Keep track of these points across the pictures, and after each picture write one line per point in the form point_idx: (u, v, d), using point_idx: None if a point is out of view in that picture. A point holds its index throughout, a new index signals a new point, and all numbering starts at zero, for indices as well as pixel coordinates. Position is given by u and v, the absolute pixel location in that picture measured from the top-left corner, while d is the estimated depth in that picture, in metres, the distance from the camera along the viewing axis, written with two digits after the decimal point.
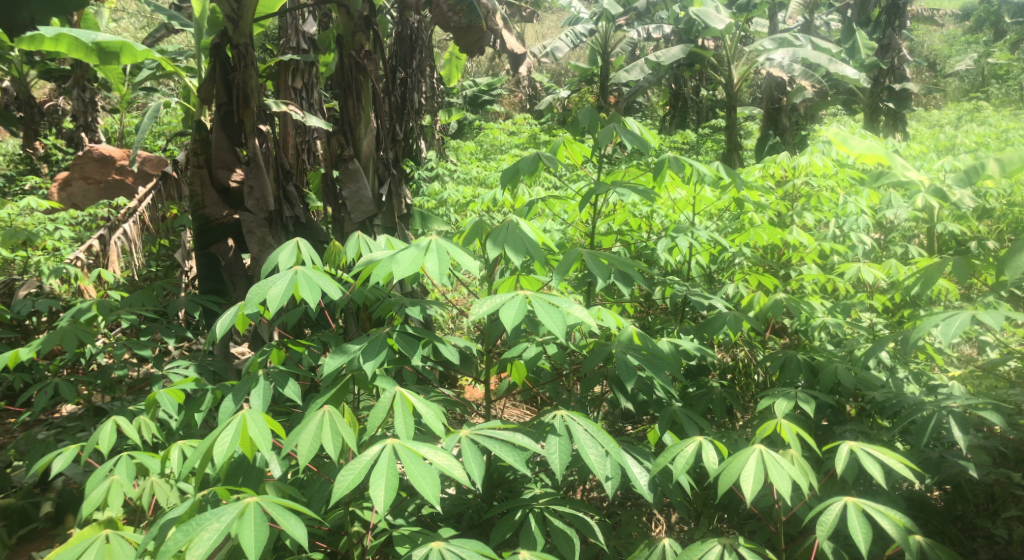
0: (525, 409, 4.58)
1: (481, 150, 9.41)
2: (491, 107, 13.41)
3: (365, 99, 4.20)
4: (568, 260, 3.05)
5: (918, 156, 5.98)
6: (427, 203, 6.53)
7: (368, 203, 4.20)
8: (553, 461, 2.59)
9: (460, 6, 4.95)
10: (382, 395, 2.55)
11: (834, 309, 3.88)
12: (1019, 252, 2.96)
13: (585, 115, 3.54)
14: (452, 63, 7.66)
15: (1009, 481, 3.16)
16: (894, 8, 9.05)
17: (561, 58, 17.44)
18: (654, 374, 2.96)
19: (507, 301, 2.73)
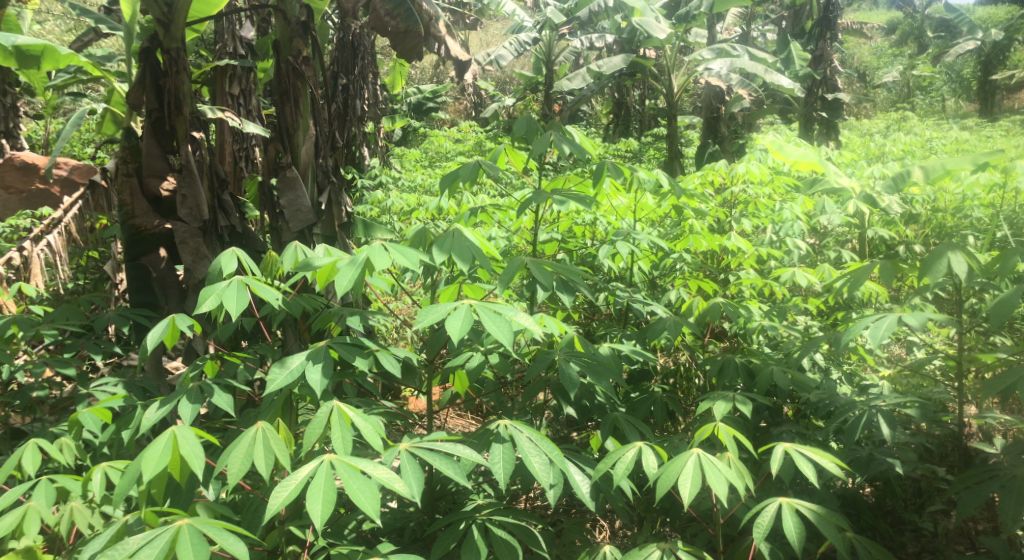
0: (470, 420, 4.56)
1: (426, 158, 9.38)
2: (435, 114, 13.36)
3: (303, 105, 4.15)
4: (511, 270, 2.99)
5: (849, 164, 6.17)
6: (371, 211, 6.48)
7: (307, 211, 4.12)
8: (497, 471, 2.54)
9: (398, 11, 4.92)
10: (318, 410, 2.49)
11: (770, 313, 3.96)
12: (940, 256, 3.06)
13: (522, 123, 3.50)
14: (395, 69, 7.62)
15: (935, 474, 3.27)
16: (826, 20, 9.33)
17: (506, 67, 17.50)
18: (598, 382, 2.94)
19: (454, 311, 2.65)
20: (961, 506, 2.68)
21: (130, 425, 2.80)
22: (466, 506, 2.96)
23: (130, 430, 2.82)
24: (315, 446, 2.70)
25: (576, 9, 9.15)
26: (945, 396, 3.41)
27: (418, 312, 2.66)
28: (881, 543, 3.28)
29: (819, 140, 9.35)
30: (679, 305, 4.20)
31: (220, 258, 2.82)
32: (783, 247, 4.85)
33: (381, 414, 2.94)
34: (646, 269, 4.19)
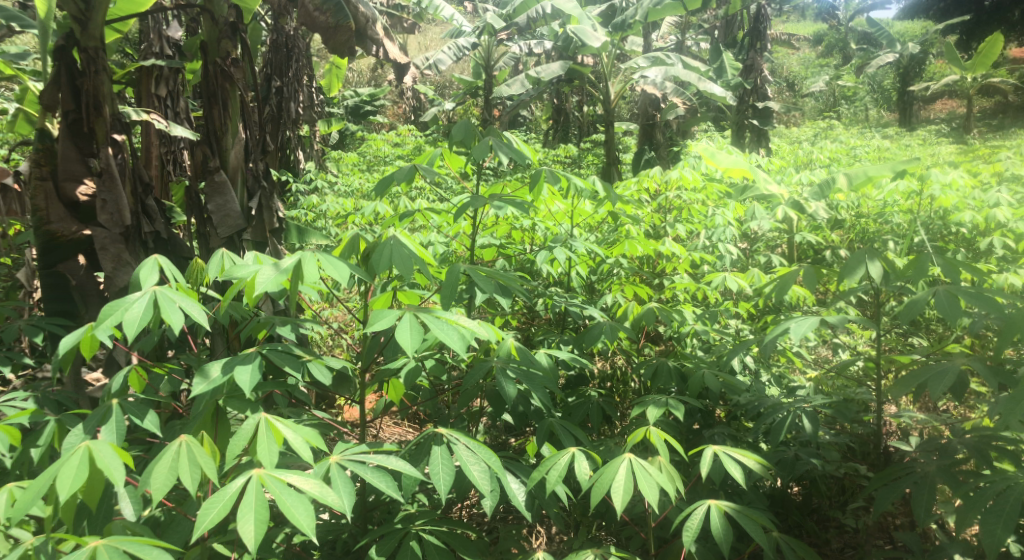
0: (406, 427, 4.55)
1: (364, 161, 9.32)
2: (373, 117, 13.29)
3: (231, 108, 4.09)
4: (452, 279, 2.94)
5: (778, 171, 6.35)
6: (306, 217, 6.42)
7: (236, 217, 4.04)
8: (435, 481, 2.53)
9: (327, 6, 4.75)
10: (244, 422, 2.46)
11: (703, 316, 4.05)
12: (854, 267, 3.11)
13: (459, 129, 3.47)
14: (331, 72, 7.54)
15: (857, 473, 3.40)
16: (755, 32, 9.61)
17: (445, 72, 17.52)
18: (535, 391, 2.94)
19: (400, 319, 2.65)
20: (876, 503, 2.74)
21: (42, 444, 2.75)
22: (398, 516, 2.95)
23: (42, 449, 2.76)
24: (242, 457, 2.66)
25: (513, 14, 9.18)
26: (866, 397, 3.51)
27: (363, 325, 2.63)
28: (808, 541, 3.41)
29: (751, 148, 9.56)
30: (615, 308, 4.25)
31: (141, 268, 2.79)
32: (716, 252, 4.96)
33: (311, 424, 2.92)
34: (583, 274, 4.24)
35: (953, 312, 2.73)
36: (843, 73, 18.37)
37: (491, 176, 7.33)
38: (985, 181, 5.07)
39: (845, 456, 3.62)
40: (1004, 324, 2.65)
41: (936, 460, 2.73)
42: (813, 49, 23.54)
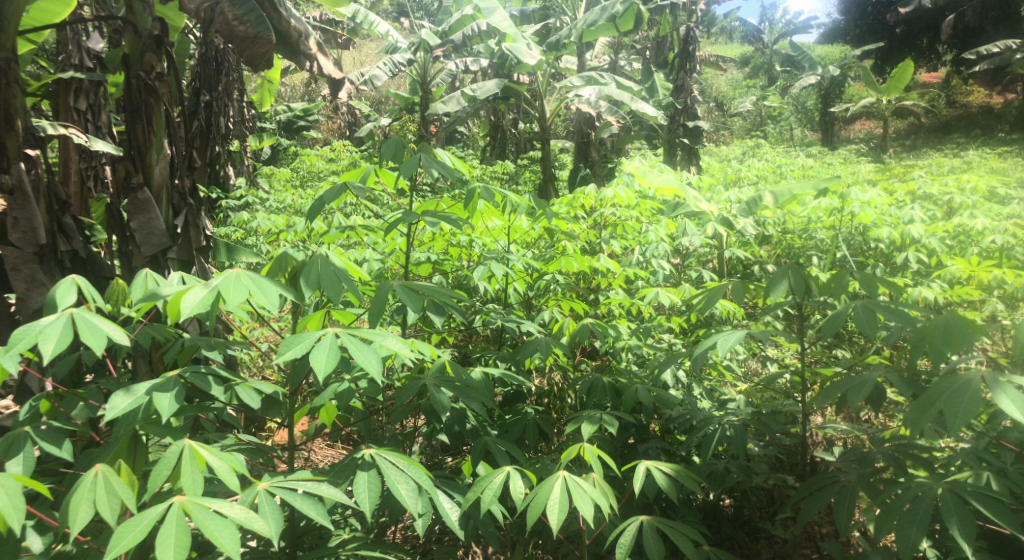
0: (339, 449, 4.49)
1: (297, 177, 9.21)
2: (307, 132, 13.18)
3: (156, 123, 3.93)
4: (382, 298, 2.89)
5: (708, 188, 6.51)
6: (236, 233, 6.32)
7: (161, 234, 3.92)
8: (364, 503, 2.52)
9: (248, 16, 4.20)
10: (168, 449, 2.42)
11: (637, 331, 4.11)
12: (776, 281, 3.19)
13: (388, 146, 3.36)
14: (263, 87, 7.46)
15: (786, 485, 3.50)
16: (686, 52, 9.83)
17: (381, 87, 17.50)
18: (470, 406, 2.94)
19: (318, 341, 2.58)
20: (800, 513, 2.81)
21: None
22: (331, 542, 2.92)
23: None
24: (164, 485, 2.59)
25: (449, 32, 9.20)
26: (792, 408, 3.60)
27: (280, 344, 2.57)
28: (738, 552, 3.48)
29: (682, 166, 9.79)
30: (550, 324, 4.27)
31: (58, 289, 2.72)
32: (649, 268, 5.04)
33: (240, 449, 2.86)
34: (520, 290, 4.26)
35: (871, 327, 2.81)
36: (770, 93, 18.93)
37: (426, 193, 7.35)
38: (902, 201, 5.30)
39: (773, 468, 3.72)
40: (915, 334, 2.74)
41: (856, 469, 2.82)
42: (741, 70, 24.20)
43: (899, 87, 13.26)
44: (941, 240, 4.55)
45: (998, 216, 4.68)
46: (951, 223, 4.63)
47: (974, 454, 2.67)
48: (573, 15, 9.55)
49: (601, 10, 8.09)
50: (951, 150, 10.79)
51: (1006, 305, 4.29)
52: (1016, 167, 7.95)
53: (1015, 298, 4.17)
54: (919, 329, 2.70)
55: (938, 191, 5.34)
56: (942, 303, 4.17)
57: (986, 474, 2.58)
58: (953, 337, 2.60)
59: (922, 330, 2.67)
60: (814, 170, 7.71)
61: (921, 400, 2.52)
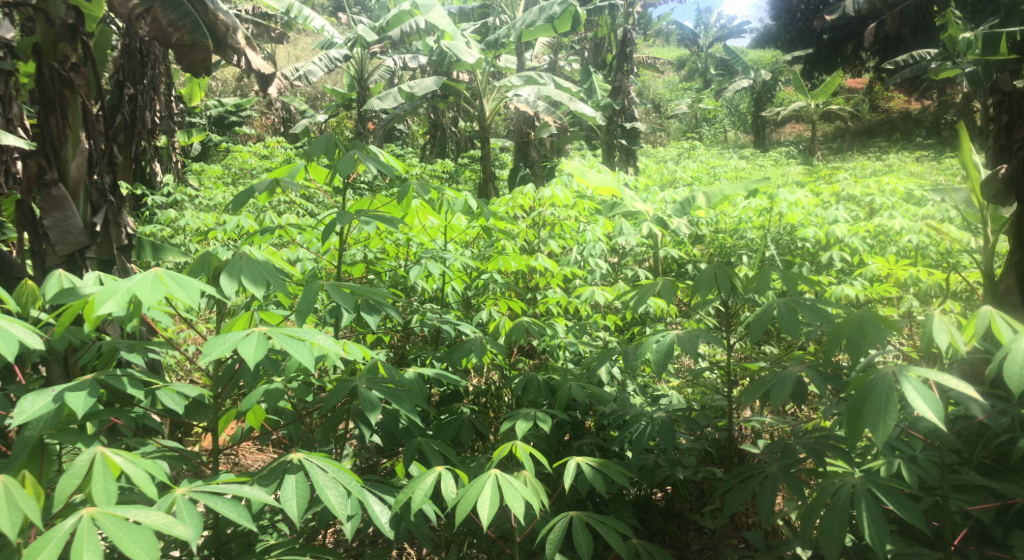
0: (270, 453, 4.40)
1: (229, 174, 9.05)
2: (238, 128, 12.96)
3: (71, 117, 3.83)
4: (309, 296, 2.79)
5: (642, 188, 6.60)
6: (164, 231, 6.18)
7: (77, 232, 3.82)
8: (289, 507, 2.49)
9: (182, 21, 4.13)
10: (77, 458, 2.34)
11: (573, 330, 4.14)
12: (706, 279, 3.21)
13: (320, 143, 3.26)
14: (191, 82, 7.33)
15: (714, 477, 3.54)
16: (623, 54, 9.93)
17: (316, 83, 17.32)
18: (401, 407, 2.91)
19: (245, 338, 2.52)
20: (726, 502, 2.86)
21: None
22: (259, 547, 2.86)
23: None
24: (76, 496, 2.50)
25: (386, 28, 9.15)
26: (721, 403, 3.67)
27: (207, 341, 2.50)
28: (668, 544, 3.58)
29: (619, 167, 9.92)
30: (487, 324, 4.24)
31: None
32: (586, 267, 5.07)
33: (160, 455, 2.77)
34: (457, 289, 4.23)
35: (792, 325, 2.87)
36: (705, 95, 19.28)
37: (363, 191, 7.30)
38: (827, 201, 5.49)
39: (704, 461, 3.80)
40: (832, 332, 2.83)
41: (778, 460, 2.88)
42: (678, 72, 24.58)
43: (828, 92, 13.66)
44: (862, 240, 4.71)
45: (915, 216, 4.87)
46: (871, 223, 4.80)
47: (887, 444, 2.85)
48: (510, 14, 9.56)
49: (539, 11, 8.13)
50: (874, 154, 11.20)
51: (920, 301, 4.47)
52: (932, 170, 8.31)
53: (928, 296, 4.36)
54: (836, 326, 2.79)
55: (860, 193, 5.54)
56: (863, 300, 4.31)
57: (896, 462, 2.75)
58: (866, 334, 2.69)
59: (840, 326, 2.76)
60: (744, 171, 7.91)
61: (846, 405, 2.56)
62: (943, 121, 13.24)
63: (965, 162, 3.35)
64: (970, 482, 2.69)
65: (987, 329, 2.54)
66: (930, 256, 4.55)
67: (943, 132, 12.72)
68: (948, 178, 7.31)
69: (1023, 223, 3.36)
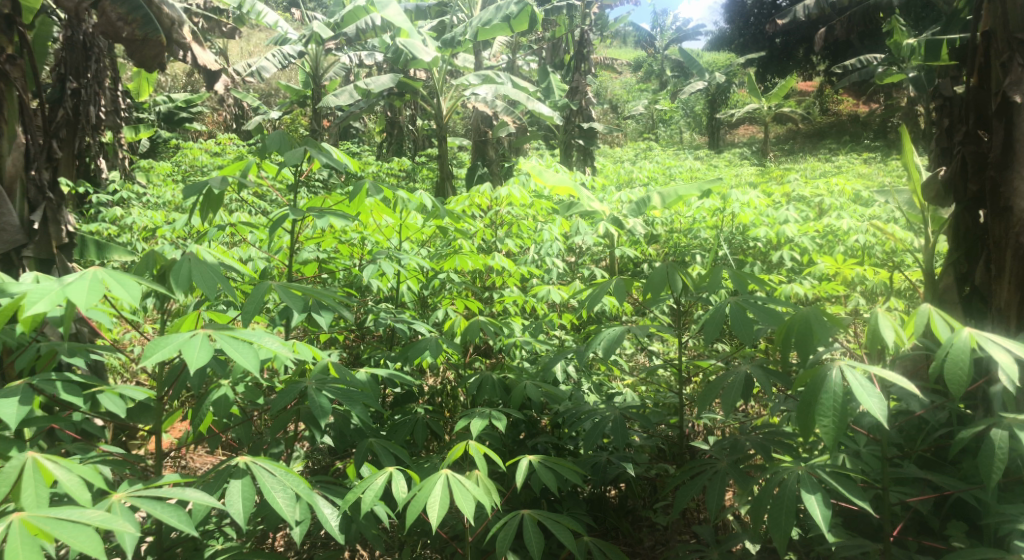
0: (219, 456, 4.33)
1: (178, 171, 8.89)
2: (188, 124, 12.75)
3: (8, 111, 3.72)
4: (257, 296, 2.74)
5: (599, 188, 6.63)
6: (110, 228, 6.05)
7: (14, 230, 3.67)
8: (234, 512, 2.43)
9: (132, 15, 4.05)
10: (8, 464, 2.27)
11: (530, 329, 4.13)
12: (661, 276, 3.19)
13: (273, 138, 3.18)
14: (138, 77, 7.23)
15: (666, 473, 3.58)
16: (580, 54, 9.98)
17: (270, 79, 17.17)
18: (353, 410, 2.87)
19: (189, 340, 2.47)
20: (676, 497, 2.88)
21: None
22: (205, 552, 2.80)
23: None
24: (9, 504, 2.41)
25: (341, 24, 9.07)
26: (675, 401, 3.70)
27: (148, 343, 2.43)
28: (622, 540, 3.60)
29: (577, 167, 9.96)
30: (443, 323, 4.21)
31: None
32: (543, 266, 5.09)
33: (102, 460, 2.69)
34: (413, 289, 4.19)
35: (744, 326, 2.90)
36: (660, 97, 19.47)
37: (318, 188, 7.24)
38: (778, 202, 5.59)
39: (657, 458, 3.83)
40: (781, 331, 2.87)
41: (727, 456, 2.92)
42: (635, 74, 24.80)
43: (781, 95, 13.90)
44: (811, 239, 4.81)
45: (862, 217, 5.00)
46: (820, 223, 4.90)
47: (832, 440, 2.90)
48: (468, 12, 9.55)
49: (495, 9, 8.15)
50: (824, 156, 11.46)
51: (867, 299, 4.58)
52: (879, 172, 8.54)
53: (875, 293, 4.47)
54: (785, 325, 2.84)
55: (810, 194, 5.64)
56: (812, 298, 4.39)
57: (841, 456, 2.79)
58: (813, 333, 2.74)
59: (789, 325, 2.80)
60: (699, 172, 8.02)
61: (797, 401, 2.58)
62: (890, 125, 13.60)
63: (906, 164, 3.61)
64: (910, 475, 2.73)
65: (927, 327, 2.60)
66: (876, 255, 4.66)
67: (890, 135, 13.06)
68: (892, 179, 7.52)
69: (959, 226, 3.49)
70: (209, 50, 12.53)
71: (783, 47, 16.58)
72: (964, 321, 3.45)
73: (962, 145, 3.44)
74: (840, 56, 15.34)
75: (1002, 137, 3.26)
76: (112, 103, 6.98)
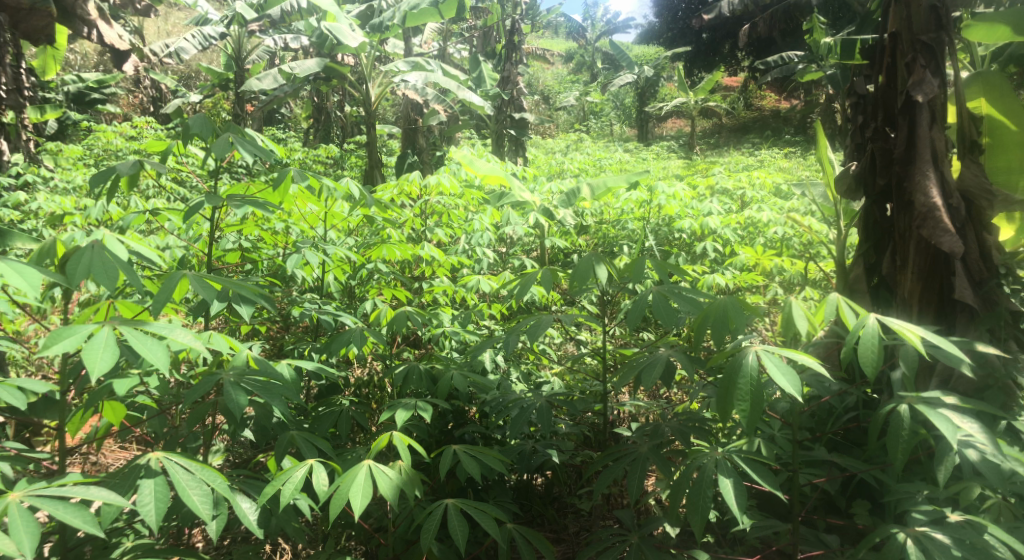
0: (132, 450, 4.19)
1: (89, 156, 8.56)
2: (100, 106, 12.29)
3: None
4: (170, 284, 2.65)
5: (529, 179, 6.63)
6: (15, 214, 5.78)
7: None
8: (145, 512, 2.37)
9: None
10: None
11: (458, 319, 4.12)
12: (588, 267, 3.20)
13: (196, 122, 3.09)
14: (44, 54, 6.97)
15: (590, 460, 3.64)
16: (512, 44, 9.98)
17: (189, 62, 16.70)
18: (271, 403, 2.77)
19: (94, 331, 2.42)
20: (596, 483, 2.92)
21: None
22: (115, 551, 2.72)
23: None
24: None
25: (266, 6, 8.85)
26: (600, 389, 3.75)
27: (49, 334, 2.36)
28: (548, 527, 3.63)
29: (508, 158, 9.95)
30: (370, 313, 4.17)
31: None
32: (473, 256, 5.08)
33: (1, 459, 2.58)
34: (340, 278, 4.13)
35: (666, 313, 2.95)
36: (591, 88, 19.61)
37: (240, 173, 7.08)
38: (703, 194, 5.70)
39: (583, 445, 3.88)
40: (699, 317, 2.94)
41: (648, 441, 2.98)
42: (566, 66, 24.93)
43: (707, 89, 14.13)
44: (733, 231, 4.93)
45: (781, 210, 5.15)
46: (742, 215, 5.02)
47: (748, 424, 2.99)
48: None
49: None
50: (748, 150, 11.75)
51: (784, 289, 4.72)
52: (799, 167, 8.82)
53: (793, 284, 4.61)
54: (704, 312, 2.91)
55: (732, 186, 5.79)
56: (734, 288, 4.49)
57: (757, 440, 2.87)
58: (730, 321, 2.81)
59: (706, 313, 2.87)
60: (627, 164, 8.13)
61: (716, 387, 2.64)
62: (810, 121, 14.03)
63: (822, 160, 3.80)
64: (819, 458, 2.87)
65: (835, 314, 2.70)
66: (793, 247, 4.81)
67: (810, 130, 13.48)
68: (811, 173, 7.76)
69: (869, 218, 3.63)
70: (125, 28, 12.08)
71: (710, 42, 16.94)
72: (872, 309, 3.60)
73: (871, 141, 3.57)
74: (765, 52, 15.69)
75: (907, 133, 3.43)
76: (14, 82, 6.66)
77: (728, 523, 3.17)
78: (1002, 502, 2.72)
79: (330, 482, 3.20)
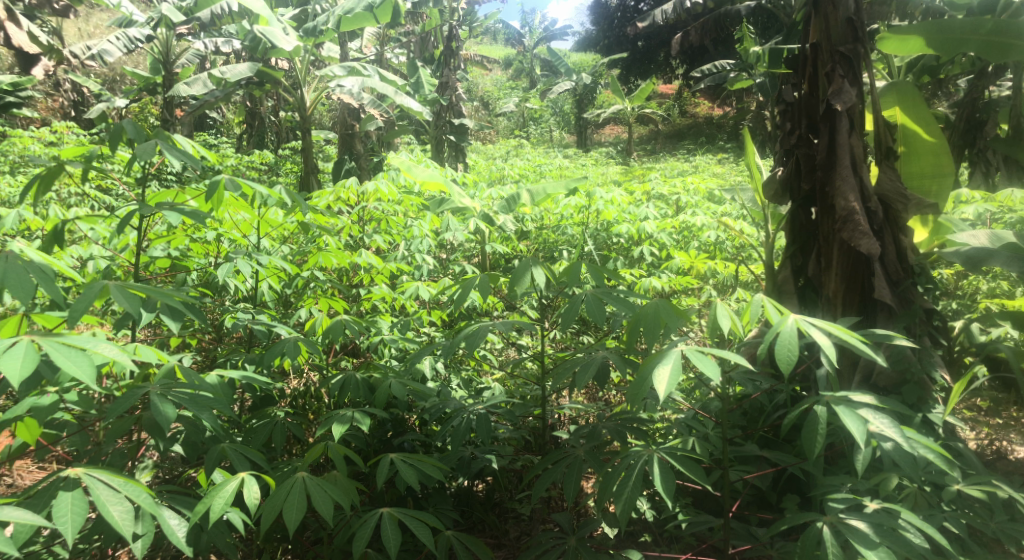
0: (51, 469, 4.05)
1: (7, 162, 8.25)
2: (18, 110, 11.86)
3: None
4: (91, 295, 2.57)
5: (467, 184, 6.63)
6: None
7: None
8: (64, 530, 2.31)
9: None
10: None
11: (396, 326, 4.09)
12: (525, 274, 3.20)
13: (123, 127, 3.02)
14: None
15: (530, 464, 3.65)
16: (450, 50, 9.99)
17: (114, 65, 16.27)
18: (200, 415, 2.71)
19: (11, 348, 2.33)
20: (534, 486, 2.92)
21: None
22: None
23: None
24: None
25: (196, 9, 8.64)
26: (539, 394, 3.76)
27: None
28: (488, 533, 3.62)
29: (448, 163, 9.94)
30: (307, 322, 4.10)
31: None
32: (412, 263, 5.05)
33: None
34: (275, 286, 4.06)
35: (601, 318, 2.96)
36: (529, 94, 19.71)
37: (168, 180, 6.91)
38: (639, 198, 5.79)
39: (523, 449, 3.88)
40: (633, 320, 2.97)
41: (585, 444, 3.00)
42: (503, 71, 25.02)
43: (643, 96, 14.33)
44: (668, 235, 5.01)
45: (715, 214, 5.25)
46: (677, 220, 5.11)
47: (683, 425, 3.03)
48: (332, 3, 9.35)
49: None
50: (683, 155, 11.98)
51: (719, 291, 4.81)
52: (732, 172, 9.03)
53: (727, 287, 4.69)
54: (637, 315, 2.94)
55: (668, 191, 5.89)
56: (669, 291, 4.55)
57: (691, 440, 2.91)
58: (662, 324, 2.84)
59: (638, 316, 2.90)
60: (565, 169, 8.20)
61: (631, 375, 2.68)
62: (742, 127, 14.35)
63: (751, 165, 3.87)
64: (751, 456, 2.93)
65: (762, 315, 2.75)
66: (726, 250, 4.90)
67: (742, 138, 13.81)
68: (742, 178, 7.94)
69: (796, 221, 3.71)
70: (44, 30, 11.68)
71: (646, 49, 17.22)
72: (800, 311, 3.68)
73: (796, 147, 3.65)
74: (698, 60, 16.02)
75: (828, 139, 3.53)
76: None
77: (664, 523, 3.21)
78: (920, 493, 2.82)
79: (264, 493, 3.14)
